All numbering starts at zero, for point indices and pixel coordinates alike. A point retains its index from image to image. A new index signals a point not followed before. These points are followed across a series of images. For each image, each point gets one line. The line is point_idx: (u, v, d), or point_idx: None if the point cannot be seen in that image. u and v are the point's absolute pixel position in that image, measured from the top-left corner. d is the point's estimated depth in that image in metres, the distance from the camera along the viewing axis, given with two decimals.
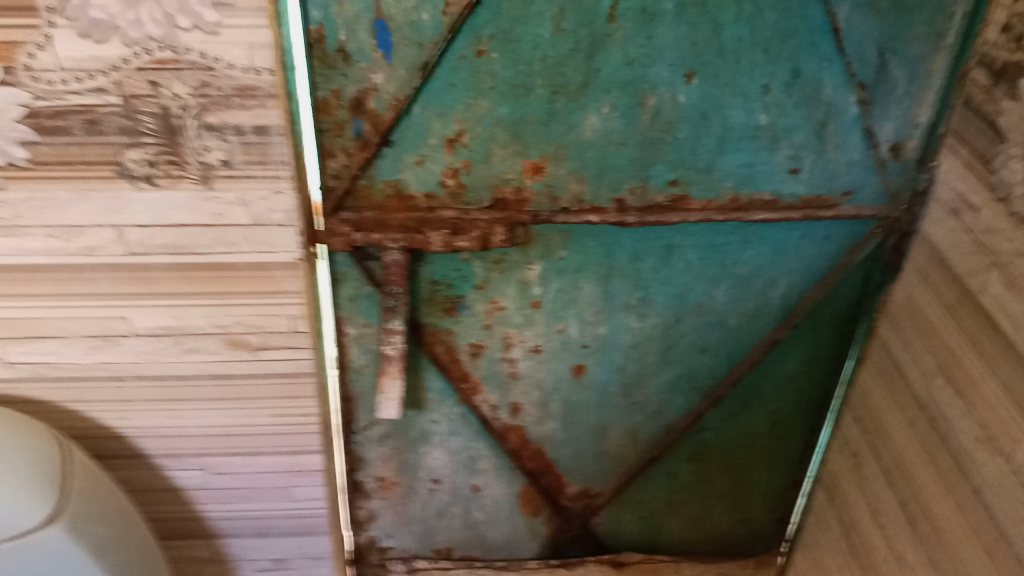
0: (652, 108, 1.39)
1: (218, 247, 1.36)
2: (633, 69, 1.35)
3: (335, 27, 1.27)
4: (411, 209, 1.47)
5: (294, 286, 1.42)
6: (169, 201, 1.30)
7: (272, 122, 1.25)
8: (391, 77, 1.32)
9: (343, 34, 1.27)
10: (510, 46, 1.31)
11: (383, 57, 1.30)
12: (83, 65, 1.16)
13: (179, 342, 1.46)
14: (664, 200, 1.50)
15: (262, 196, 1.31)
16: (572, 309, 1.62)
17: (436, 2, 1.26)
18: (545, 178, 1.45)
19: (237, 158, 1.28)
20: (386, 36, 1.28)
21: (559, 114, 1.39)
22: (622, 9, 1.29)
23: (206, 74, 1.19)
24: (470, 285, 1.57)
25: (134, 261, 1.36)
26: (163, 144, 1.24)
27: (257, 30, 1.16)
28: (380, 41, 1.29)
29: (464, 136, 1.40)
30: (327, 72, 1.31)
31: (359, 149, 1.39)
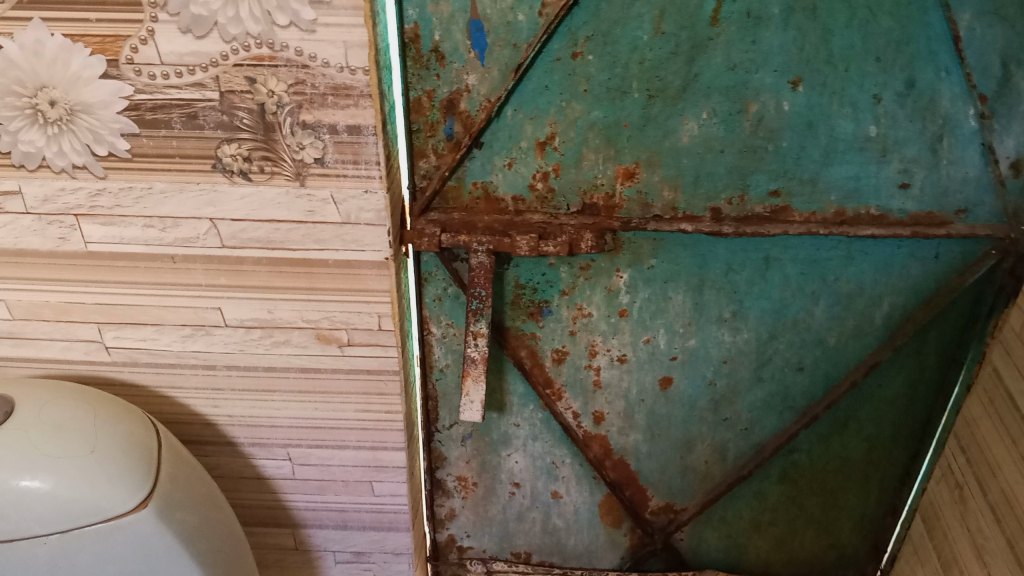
0: (755, 115, 1.33)
1: (308, 244, 1.37)
2: (736, 74, 1.29)
3: (431, 28, 1.26)
4: (498, 211, 1.46)
5: (381, 285, 1.41)
6: (262, 197, 1.32)
7: (365, 122, 1.25)
8: (484, 79, 1.32)
9: (438, 35, 1.27)
10: (607, 49, 1.28)
11: (477, 59, 1.30)
12: (185, 60, 1.20)
13: (268, 335, 1.48)
14: (764, 210, 1.43)
15: (353, 195, 1.32)
16: (661, 319, 1.57)
17: (533, 3, 1.24)
18: (637, 184, 1.41)
19: (330, 156, 1.28)
20: (481, 38, 1.27)
21: (655, 120, 1.34)
22: (726, 12, 1.24)
23: (302, 71, 1.20)
24: (556, 290, 1.54)
25: (228, 254, 1.38)
26: (259, 140, 1.26)
27: (352, 28, 1.16)
28: (475, 42, 1.28)
29: (556, 139, 1.37)
30: (422, 73, 1.31)
31: (451, 150, 1.39)
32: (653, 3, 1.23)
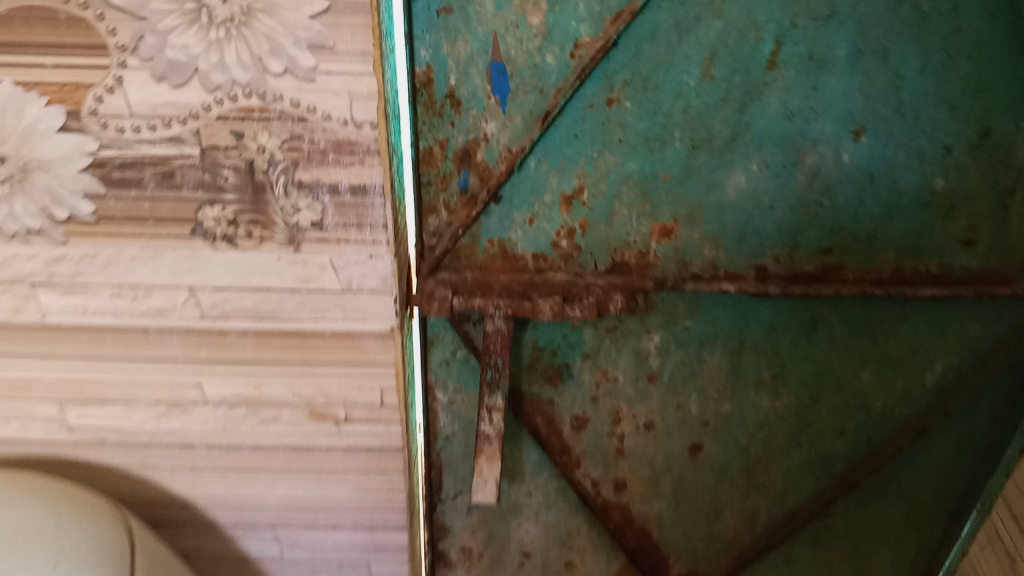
0: (810, 167, 1.18)
1: (303, 314, 1.19)
2: (792, 123, 1.14)
3: (446, 71, 1.10)
4: (516, 270, 1.29)
5: (383, 357, 1.24)
6: (249, 263, 1.15)
7: (372, 180, 1.08)
8: (506, 127, 1.15)
9: (455, 79, 1.11)
10: (647, 95, 1.12)
11: (498, 105, 1.13)
12: (160, 111, 1.02)
13: (256, 412, 1.31)
14: (814, 268, 1.28)
15: (356, 260, 1.15)
16: (694, 384, 1.41)
17: (564, 43, 1.08)
18: (674, 241, 1.25)
19: (331, 219, 1.11)
20: (503, 83, 1.11)
21: (698, 172, 1.18)
22: (785, 55, 1.08)
23: (298, 125, 1.03)
24: (578, 352, 1.37)
25: (209, 325, 1.21)
26: (246, 202, 1.09)
27: (358, 77, 0.99)
28: (496, 87, 1.12)
29: (584, 193, 1.21)
30: (434, 120, 1.14)
31: (466, 204, 1.22)
32: (702, 43, 1.08)
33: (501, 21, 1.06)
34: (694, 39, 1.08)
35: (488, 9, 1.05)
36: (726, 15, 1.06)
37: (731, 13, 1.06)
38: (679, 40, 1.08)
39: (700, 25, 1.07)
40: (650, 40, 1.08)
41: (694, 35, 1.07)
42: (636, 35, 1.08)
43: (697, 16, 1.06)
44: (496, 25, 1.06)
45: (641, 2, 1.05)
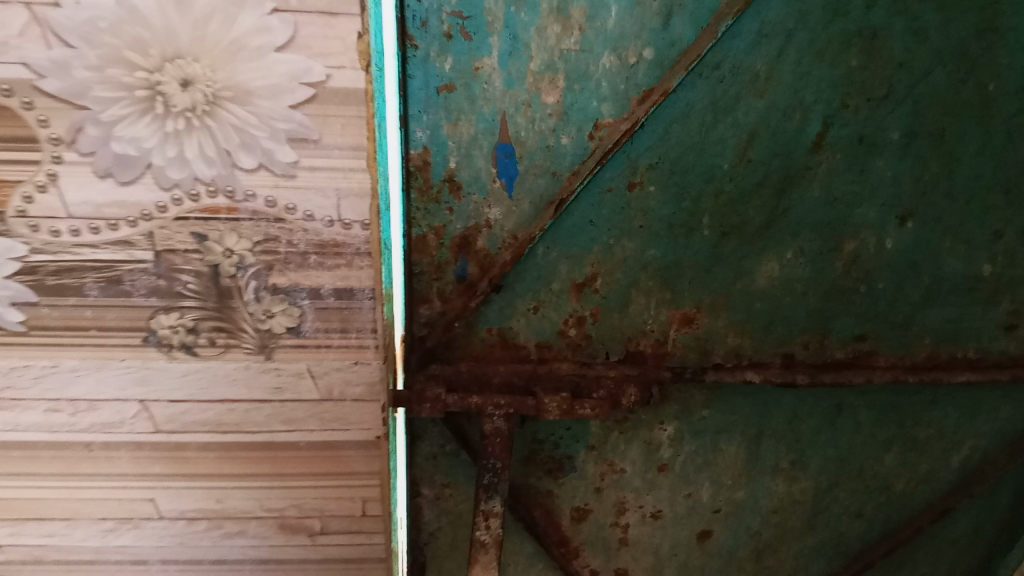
0: (850, 254, 1.06)
1: (274, 425, 1.03)
2: (834, 209, 1.01)
3: (445, 153, 0.95)
4: (518, 359, 1.13)
5: (367, 467, 1.09)
6: (212, 374, 0.98)
7: (360, 284, 0.91)
8: (511, 213, 1.00)
9: (455, 161, 0.95)
10: (674, 178, 0.98)
11: (504, 189, 0.98)
12: (104, 211, 0.84)
13: (219, 526, 1.14)
14: (846, 354, 1.15)
15: (339, 367, 0.98)
16: (707, 473, 1.28)
17: (583, 123, 0.94)
18: (696, 330, 1.11)
19: (310, 325, 0.94)
20: (511, 165, 0.96)
21: (726, 260, 1.05)
22: (832, 138, 0.96)
23: (273, 226, 0.86)
24: (582, 444, 1.22)
25: (164, 439, 1.04)
26: (210, 310, 0.92)
27: (348, 173, 0.83)
28: (502, 171, 0.97)
29: (597, 280, 1.06)
30: (430, 206, 0.98)
31: (463, 293, 1.06)
32: (740, 125, 0.95)
33: (511, 99, 0.91)
34: (731, 120, 0.94)
35: (497, 86, 0.91)
36: (770, 95, 0.93)
37: (775, 93, 0.93)
38: (715, 121, 0.94)
39: (739, 105, 0.93)
40: (682, 121, 0.94)
41: (731, 116, 0.94)
42: (666, 115, 0.94)
43: (737, 95, 0.93)
44: (505, 103, 0.92)
45: (676, 81, 0.91)
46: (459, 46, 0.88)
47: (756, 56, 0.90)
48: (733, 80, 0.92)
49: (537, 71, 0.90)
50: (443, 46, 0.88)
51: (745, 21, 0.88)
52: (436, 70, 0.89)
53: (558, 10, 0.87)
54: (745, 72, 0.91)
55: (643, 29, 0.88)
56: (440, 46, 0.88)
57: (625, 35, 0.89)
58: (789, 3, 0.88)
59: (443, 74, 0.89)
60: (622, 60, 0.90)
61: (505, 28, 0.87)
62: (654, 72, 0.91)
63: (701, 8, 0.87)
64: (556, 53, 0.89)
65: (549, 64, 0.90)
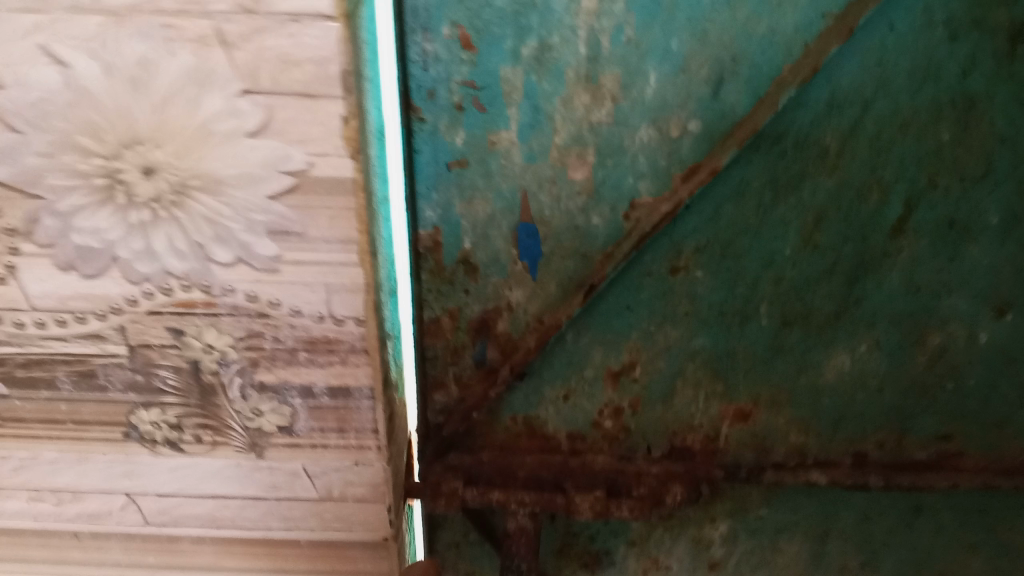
0: (935, 348, 0.90)
1: (271, 522, 0.93)
2: (916, 298, 0.86)
3: (459, 233, 0.83)
4: (547, 450, 1.00)
5: (376, 567, 0.97)
6: (201, 469, 0.88)
7: (357, 381, 0.80)
8: (536, 295, 0.87)
9: (471, 242, 0.83)
10: (725, 263, 0.84)
11: (527, 271, 0.85)
12: (70, 304, 0.75)
13: None
14: (927, 455, 0.99)
15: (338, 467, 0.87)
16: (765, 572, 1.12)
17: (616, 200, 0.81)
18: (753, 426, 0.97)
19: (304, 424, 0.84)
20: (534, 247, 0.84)
21: (789, 352, 0.91)
22: (917, 222, 0.82)
23: (256, 321, 0.76)
24: (621, 539, 1.09)
25: (155, 531, 0.95)
26: (192, 406, 0.83)
27: (338, 267, 0.72)
28: (524, 251, 0.84)
29: (636, 368, 0.93)
30: (443, 287, 0.87)
31: (482, 379, 0.93)
32: (805, 207, 0.80)
33: (534, 175, 0.79)
34: (795, 200, 0.80)
35: (517, 162, 0.78)
36: (843, 173, 0.79)
37: (849, 171, 0.79)
38: (775, 200, 0.80)
39: (805, 183, 0.79)
40: (735, 200, 0.80)
41: (795, 195, 0.80)
42: (716, 193, 0.80)
43: (802, 173, 0.79)
44: (526, 180, 0.79)
45: (728, 157, 0.76)
46: (473, 118, 0.76)
47: (826, 129, 0.76)
48: (797, 155, 0.78)
49: (563, 145, 0.77)
50: (454, 119, 0.76)
51: (812, 90, 0.75)
52: (446, 144, 0.77)
53: (587, 79, 0.74)
54: (813, 146, 0.77)
55: (689, 99, 0.75)
56: (451, 118, 0.76)
57: (666, 106, 0.75)
58: (868, 68, 0.74)
59: (454, 149, 0.77)
60: (664, 133, 0.76)
61: (525, 99, 0.75)
62: (701, 145, 0.77)
63: (757, 74, 0.73)
64: (585, 125, 0.76)
65: (577, 137, 0.77)
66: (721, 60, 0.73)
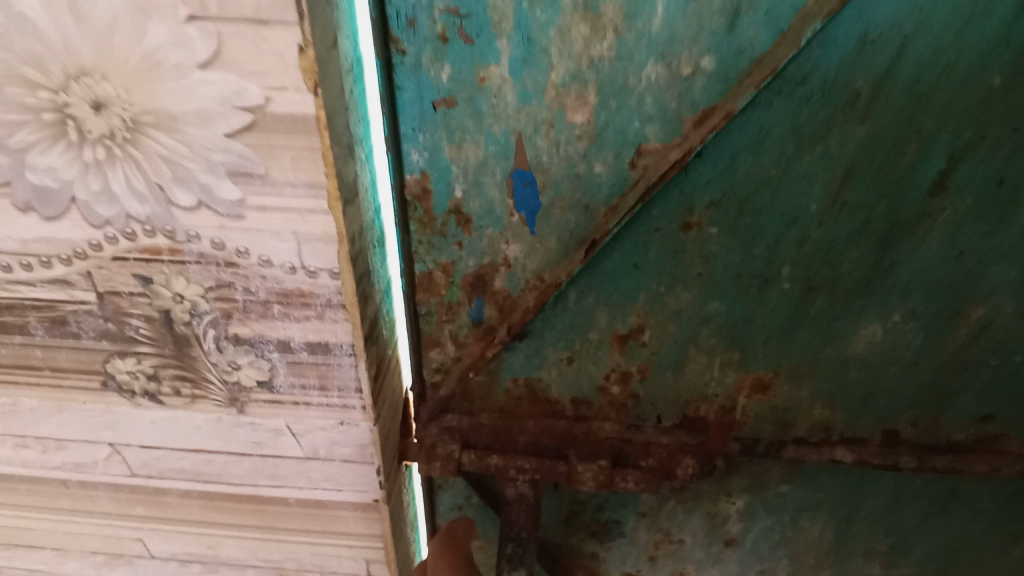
0: (978, 321, 0.81)
1: (258, 479, 0.89)
2: (958, 266, 0.77)
3: (448, 179, 0.76)
4: (550, 415, 0.94)
5: (369, 529, 0.93)
6: (182, 423, 0.85)
7: (335, 338, 0.75)
8: (535, 251, 0.81)
9: (462, 189, 0.77)
10: (742, 220, 0.76)
11: (525, 225, 0.79)
12: (34, 248, 0.71)
13: (214, 571, 1.02)
14: (966, 437, 0.91)
15: (322, 426, 0.83)
16: (785, 550, 1.06)
17: (621, 147, 0.73)
18: (773, 398, 0.89)
19: (283, 380, 0.79)
20: (531, 197, 0.77)
21: (813, 320, 0.83)
22: (960, 179, 0.72)
23: (225, 271, 0.71)
24: (631, 510, 1.03)
25: (142, 483, 0.92)
26: (167, 357, 0.79)
27: (306, 215, 0.66)
28: (521, 202, 0.77)
29: (644, 332, 0.86)
30: (434, 240, 0.81)
31: (480, 338, 0.88)
32: (833, 158, 0.72)
33: (529, 117, 0.71)
34: (821, 150, 0.72)
35: (509, 102, 0.71)
36: (874, 120, 0.70)
37: (880, 118, 0.69)
38: (798, 151, 0.72)
39: (833, 132, 0.70)
40: (754, 150, 0.72)
41: (821, 145, 0.71)
42: (733, 141, 0.72)
43: (828, 120, 0.70)
44: (521, 122, 0.72)
45: (744, 100, 0.68)
46: (459, 52, 0.68)
47: (858, 70, 0.67)
48: (823, 99, 0.69)
49: (560, 83, 0.69)
50: (438, 52, 0.68)
51: (841, 24, 0.65)
52: (431, 80, 0.70)
53: (585, 8, 0.65)
54: (843, 89, 0.68)
55: (700, 33, 0.66)
56: (435, 51, 0.68)
57: (675, 40, 0.66)
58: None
59: (440, 86, 0.70)
60: (673, 71, 0.68)
61: (516, 30, 0.66)
62: (715, 86, 0.69)
63: (780, 6, 0.64)
64: (584, 61, 0.68)
65: (576, 75, 0.69)
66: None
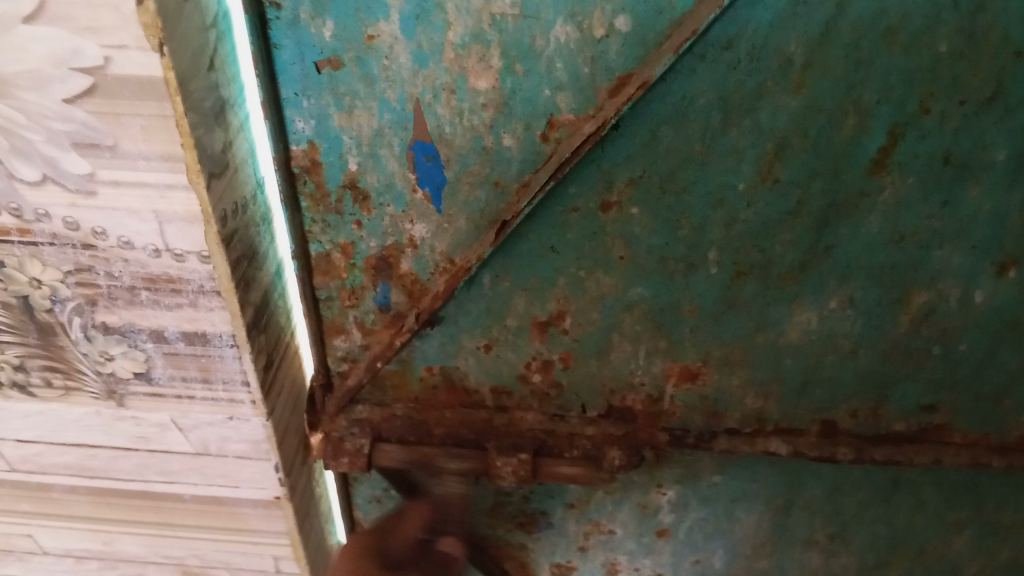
0: (921, 308, 0.75)
1: (148, 475, 0.82)
2: (900, 250, 0.71)
3: (340, 151, 0.69)
4: (469, 406, 0.86)
5: (271, 525, 0.86)
6: (58, 416, 0.77)
7: (213, 327, 0.68)
8: (442, 232, 0.73)
9: (357, 163, 0.70)
10: (665, 199, 0.70)
11: (429, 202, 0.72)
12: None
13: (113, 569, 0.94)
14: (907, 429, 0.84)
15: (209, 421, 0.75)
16: (720, 542, 1.00)
17: (531, 116, 0.66)
18: (703, 388, 0.82)
19: (162, 371, 0.72)
20: (435, 171, 0.70)
21: (745, 307, 0.76)
22: (903, 156, 0.66)
23: (84, 254, 0.63)
24: (559, 501, 0.97)
25: (23, 479, 0.84)
26: (32, 348, 0.71)
27: (166, 192, 0.59)
28: (424, 177, 0.70)
29: (565, 319, 0.79)
30: (330, 218, 0.74)
31: (388, 325, 0.80)
32: (765, 131, 0.65)
33: (426, 81, 0.65)
34: (750, 123, 0.65)
35: (403, 64, 0.64)
36: (810, 90, 0.63)
37: (817, 87, 0.63)
38: (725, 124, 0.65)
39: (764, 103, 0.64)
40: (675, 122, 0.65)
41: (751, 118, 0.65)
42: (652, 113, 0.65)
43: (759, 89, 0.63)
44: (417, 88, 0.65)
45: (662, 68, 0.62)
46: (341, 5, 0.61)
47: (787, 34, 0.61)
48: (752, 66, 0.62)
49: (459, 44, 0.63)
50: (317, 6, 0.62)
51: None
52: (312, 37, 0.63)
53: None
54: (773, 56, 0.62)
55: None
56: (314, 5, 0.62)
57: None
58: None
59: (322, 45, 0.64)
60: (585, 32, 0.61)
61: None
62: (632, 49, 0.62)
63: None
64: (484, 18, 0.61)
65: (476, 34, 0.62)
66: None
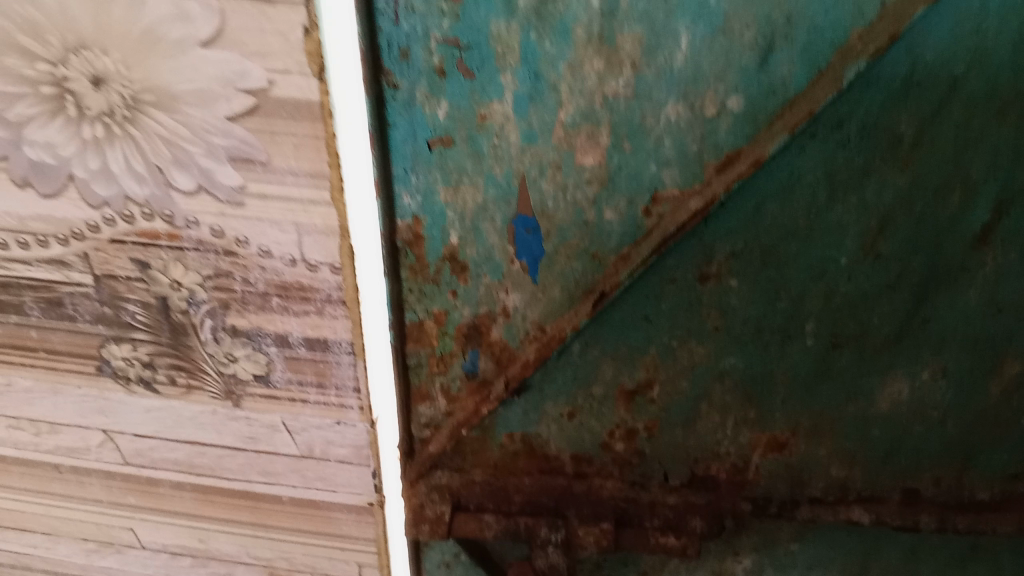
0: (1012, 377, 0.77)
1: (251, 475, 0.87)
2: (997, 321, 0.74)
3: (442, 226, 0.74)
4: (549, 471, 0.86)
5: (363, 531, 0.90)
6: (176, 414, 0.83)
7: (334, 334, 0.73)
8: (536, 301, 0.77)
9: (458, 236, 0.74)
10: (765, 271, 0.72)
11: (526, 273, 0.75)
12: (31, 226, 0.69)
13: (204, 566, 0.99)
14: (990, 496, 0.83)
15: (318, 424, 0.80)
16: None
17: (639, 191, 0.69)
18: (791, 458, 0.83)
19: (280, 375, 0.77)
20: (534, 244, 0.74)
21: (840, 376, 0.78)
22: (1006, 231, 0.69)
23: (224, 260, 0.69)
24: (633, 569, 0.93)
25: (134, 473, 0.90)
26: (163, 346, 0.77)
27: (309, 206, 0.65)
28: (522, 250, 0.74)
29: (654, 388, 0.81)
30: (426, 287, 0.78)
31: (472, 392, 0.83)
32: (870, 208, 0.68)
33: (533, 158, 0.69)
34: (857, 200, 0.68)
35: (512, 142, 0.68)
36: (917, 167, 0.66)
37: (925, 165, 0.66)
38: (832, 199, 0.68)
39: (870, 180, 0.67)
40: (782, 198, 0.68)
41: (858, 195, 0.68)
42: (761, 189, 0.68)
43: (867, 166, 0.66)
44: (525, 164, 0.69)
45: (776, 147, 0.66)
46: (456, 87, 0.66)
47: (898, 114, 0.64)
48: (862, 145, 0.66)
49: (569, 122, 0.67)
50: (433, 86, 0.66)
51: (888, 65, 0.62)
52: (425, 117, 0.68)
53: (600, 40, 0.63)
54: (883, 133, 0.65)
55: (729, 70, 0.63)
56: (430, 86, 0.66)
57: (699, 77, 0.64)
58: (957, 41, 0.61)
59: (435, 124, 0.68)
60: (696, 111, 0.65)
61: (522, 63, 0.64)
62: (742, 127, 0.66)
63: (819, 42, 0.61)
64: (597, 99, 0.65)
65: (587, 114, 0.66)
66: (771, 20, 0.61)
